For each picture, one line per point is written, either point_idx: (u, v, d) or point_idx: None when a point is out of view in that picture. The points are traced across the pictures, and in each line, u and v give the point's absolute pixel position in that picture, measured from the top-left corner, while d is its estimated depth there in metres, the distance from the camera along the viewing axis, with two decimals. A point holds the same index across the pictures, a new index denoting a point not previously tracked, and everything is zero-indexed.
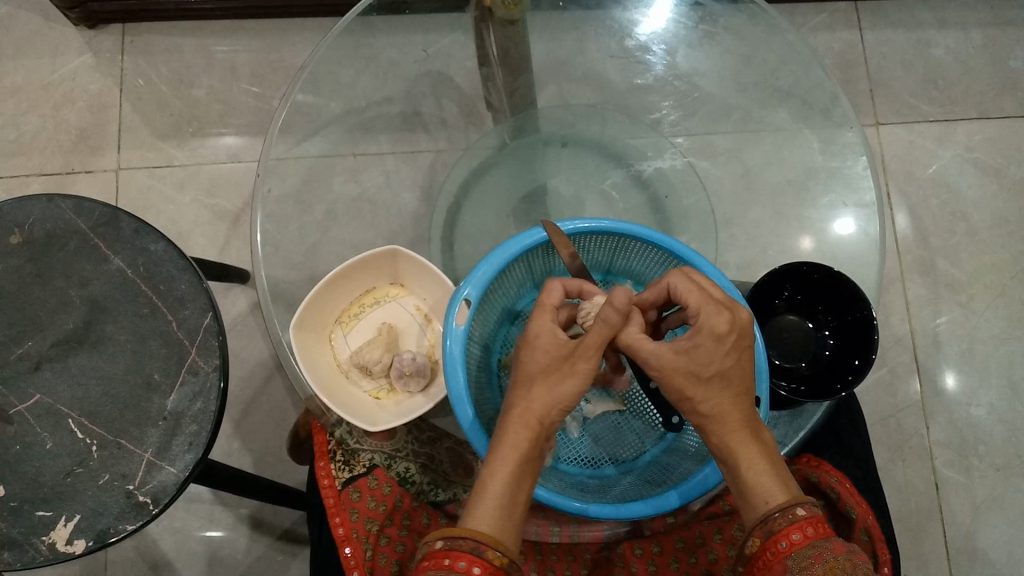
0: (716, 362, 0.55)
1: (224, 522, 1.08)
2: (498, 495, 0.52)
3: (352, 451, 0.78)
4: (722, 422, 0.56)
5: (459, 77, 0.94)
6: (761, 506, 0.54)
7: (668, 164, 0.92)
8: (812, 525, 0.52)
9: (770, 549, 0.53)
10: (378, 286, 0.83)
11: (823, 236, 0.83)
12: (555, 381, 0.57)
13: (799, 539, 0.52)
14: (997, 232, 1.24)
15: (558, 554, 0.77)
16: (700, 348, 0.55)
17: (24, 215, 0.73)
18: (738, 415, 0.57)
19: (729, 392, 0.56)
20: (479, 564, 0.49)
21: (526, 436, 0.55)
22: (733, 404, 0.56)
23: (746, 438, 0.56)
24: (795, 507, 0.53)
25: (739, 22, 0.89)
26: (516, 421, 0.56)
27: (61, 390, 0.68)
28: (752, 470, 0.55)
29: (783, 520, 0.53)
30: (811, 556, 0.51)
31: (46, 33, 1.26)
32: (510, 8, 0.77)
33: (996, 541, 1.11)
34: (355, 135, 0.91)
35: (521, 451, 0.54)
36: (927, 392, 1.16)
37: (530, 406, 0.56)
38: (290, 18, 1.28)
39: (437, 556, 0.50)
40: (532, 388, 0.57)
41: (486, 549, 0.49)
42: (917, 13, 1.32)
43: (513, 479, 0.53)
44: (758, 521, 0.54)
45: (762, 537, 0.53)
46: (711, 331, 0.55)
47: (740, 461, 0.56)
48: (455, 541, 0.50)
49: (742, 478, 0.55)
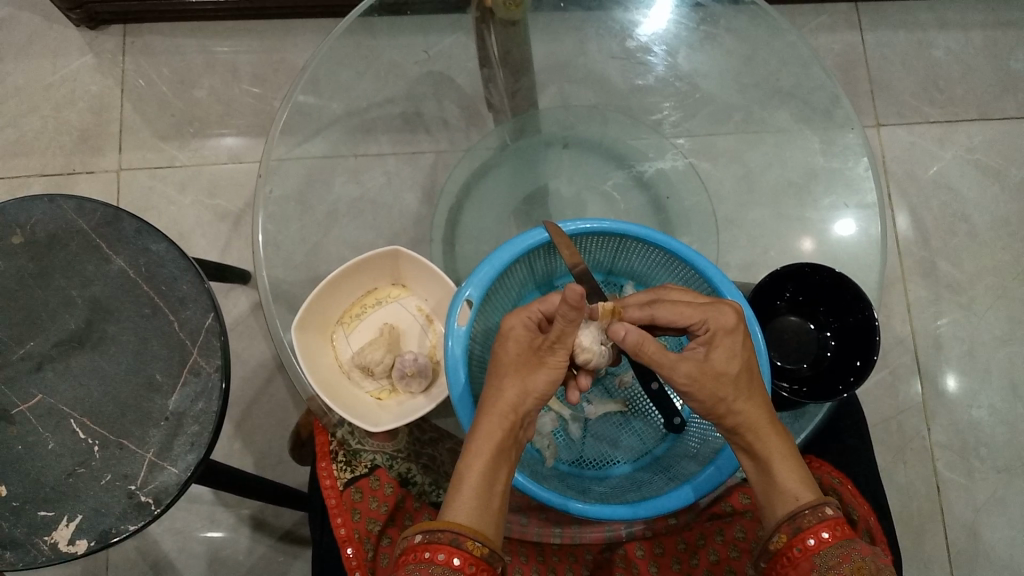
0: (735, 361, 0.57)
1: (225, 523, 1.08)
2: (473, 486, 0.53)
3: (354, 451, 0.78)
4: (749, 421, 0.57)
5: (460, 78, 0.92)
6: (791, 503, 0.54)
7: (669, 165, 0.93)
8: (839, 526, 0.53)
9: (798, 545, 0.53)
10: (381, 287, 0.83)
11: (824, 237, 0.83)
12: (528, 373, 0.58)
13: (828, 537, 0.52)
14: (998, 233, 1.24)
15: (559, 555, 0.77)
16: (717, 349, 0.57)
17: (26, 215, 0.73)
18: (764, 414, 0.58)
19: (749, 392, 0.58)
20: (459, 555, 0.49)
21: (499, 427, 0.56)
22: (752, 403, 0.57)
23: (773, 433, 0.57)
24: (823, 506, 0.53)
25: (739, 23, 0.88)
26: (493, 413, 0.56)
27: (63, 391, 0.69)
28: (781, 468, 0.56)
29: (812, 517, 0.53)
30: (838, 555, 0.51)
31: (47, 34, 1.26)
32: (510, 9, 0.78)
33: (997, 542, 1.11)
34: (358, 136, 0.91)
35: (494, 441, 0.55)
36: (927, 393, 1.16)
37: (502, 398, 0.57)
38: (291, 19, 1.28)
39: (417, 550, 0.50)
40: (505, 381, 0.58)
41: (465, 540, 0.50)
42: (918, 14, 1.32)
43: (488, 470, 0.54)
44: (786, 517, 0.54)
45: (789, 533, 0.54)
46: (723, 326, 0.57)
47: (769, 458, 0.56)
48: (434, 533, 0.50)
49: (771, 476, 0.56)
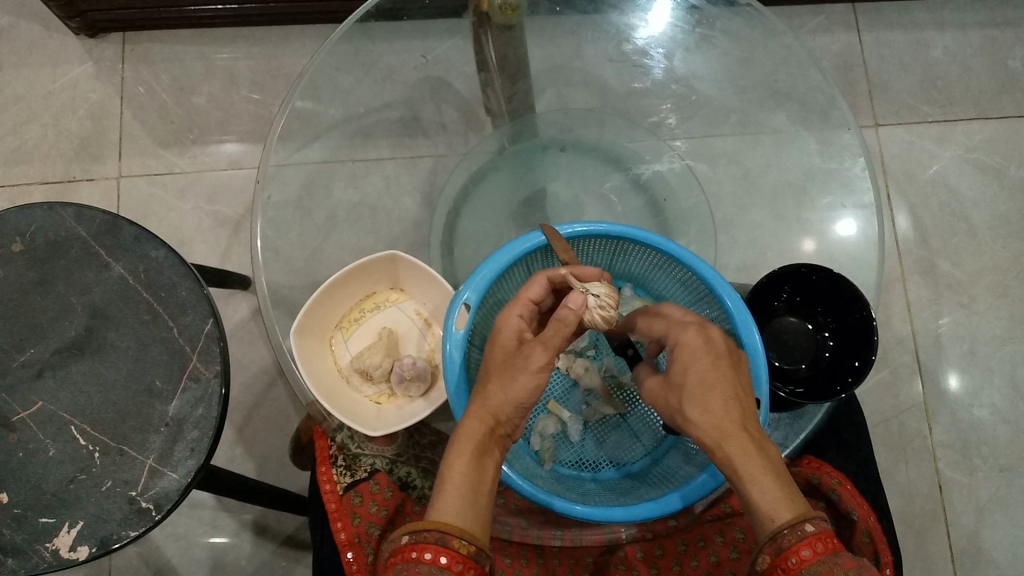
0: (696, 372, 0.57)
1: (227, 528, 1.08)
2: (457, 485, 0.52)
3: (353, 456, 0.78)
4: (719, 435, 0.54)
5: (458, 83, 0.92)
6: (768, 523, 0.51)
7: (666, 167, 0.93)
8: (820, 541, 0.49)
9: (781, 565, 0.49)
10: (379, 291, 0.84)
11: (823, 237, 0.83)
12: (510, 378, 0.57)
13: (809, 555, 0.48)
14: (997, 232, 1.24)
15: (559, 558, 0.76)
16: (679, 362, 0.59)
17: (25, 224, 0.73)
18: (736, 426, 0.54)
19: (710, 407, 0.55)
20: (445, 553, 0.48)
21: (478, 429, 0.56)
22: (717, 418, 0.55)
23: (748, 450, 0.53)
24: (803, 523, 0.49)
25: (736, 24, 0.88)
26: (473, 416, 0.57)
27: (64, 398, 0.69)
28: (755, 486, 0.52)
29: (792, 536, 0.49)
30: (821, 572, 0.47)
31: (47, 42, 1.27)
32: (507, 14, 0.79)
33: (1000, 541, 1.11)
34: (357, 141, 0.92)
35: (473, 441, 0.55)
36: (929, 392, 1.16)
37: (486, 402, 0.57)
38: (290, 25, 1.29)
39: (403, 550, 0.49)
40: (489, 385, 0.58)
41: (452, 537, 0.49)
42: (914, 14, 1.32)
43: (468, 470, 0.53)
44: (766, 538, 0.50)
45: (771, 554, 0.50)
46: (684, 345, 0.59)
47: (743, 474, 0.53)
48: (420, 533, 0.49)
49: (747, 496, 0.52)
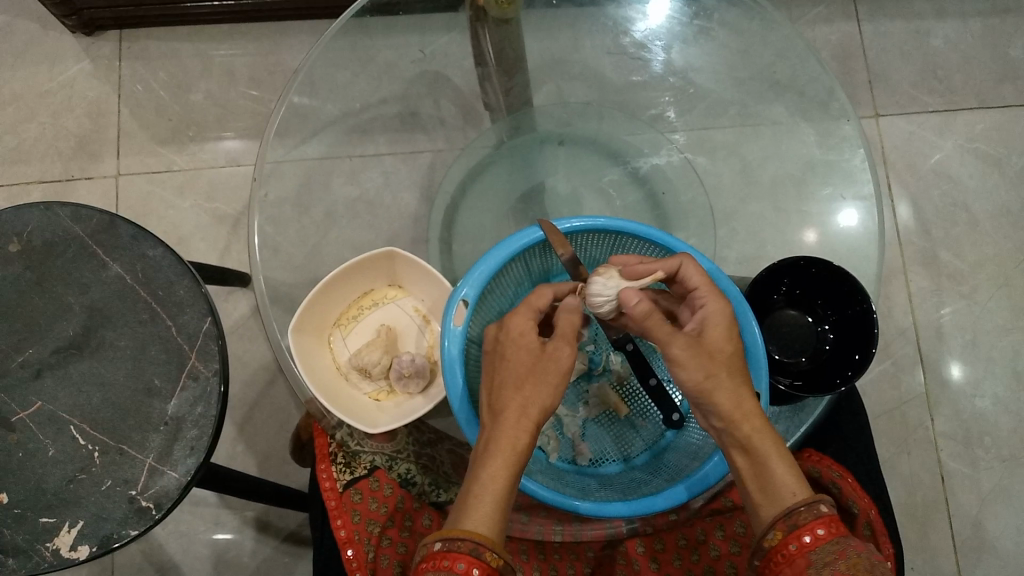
0: (726, 347, 0.59)
1: (230, 525, 1.08)
2: (495, 496, 0.52)
3: (353, 453, 0.77)
4: (745, 414, 0.56)
5: (456, 77, 0.91)
6: (786, 499, 0.53)
7: (665, 160, 0.93)
8: (833, 523, 0.51)
9: (793, 543, 0.51)
10: (377, 288, 0.83)
11: (826, 229, 0.82)
12: (544, 383, 0.58)
13: (824, 534, 0.50)
14: (999, 222, 1.23)
15: (560, 552, 0.77)
16: (714, 330, 0.59)
17: (22, 223, 0.73)
18: (753, 408, 0.57)
19: (731, 384, 0.57)
20: (478, 564, 0.48)
21: (520, 439, 0.55)
22: (738, 399, 0.57)
23: (764, 430, 0.56)
24: (818, 503, 0.52)
25: (734, 16, 0.88)
26: (513, 425, 0.56)
27: (62, 398, 0.69)
28: (778, 462, 0.54)
29: (808, 514, 0.51)
30: (834, 552, 0.50)
31: (43, 40, 1.27)
32: (502, 8, 0.77)
33: (1004, 532, 1.10)
34: (354, 137, 0.91)
35: (516, 451, 0.55)
36: (931, 383, 1.15)
37: (525, 411, 0.56)
38: (285, 21, 1.28)
39: (436, 557, 0.49)
40: (524, 390, 0.57)
41: (485, 549, 0.49)
42: (915, 3, 1.31)
43: (509, 480, 0.53)
44: (783, 513, 0.52)
45: (784, 531, 0.52)
46: (720, 313, 0.60)
47: (764, 453, 0.55)
48: (454, 542, 0.49)
49: (766, 476, 0.55)
